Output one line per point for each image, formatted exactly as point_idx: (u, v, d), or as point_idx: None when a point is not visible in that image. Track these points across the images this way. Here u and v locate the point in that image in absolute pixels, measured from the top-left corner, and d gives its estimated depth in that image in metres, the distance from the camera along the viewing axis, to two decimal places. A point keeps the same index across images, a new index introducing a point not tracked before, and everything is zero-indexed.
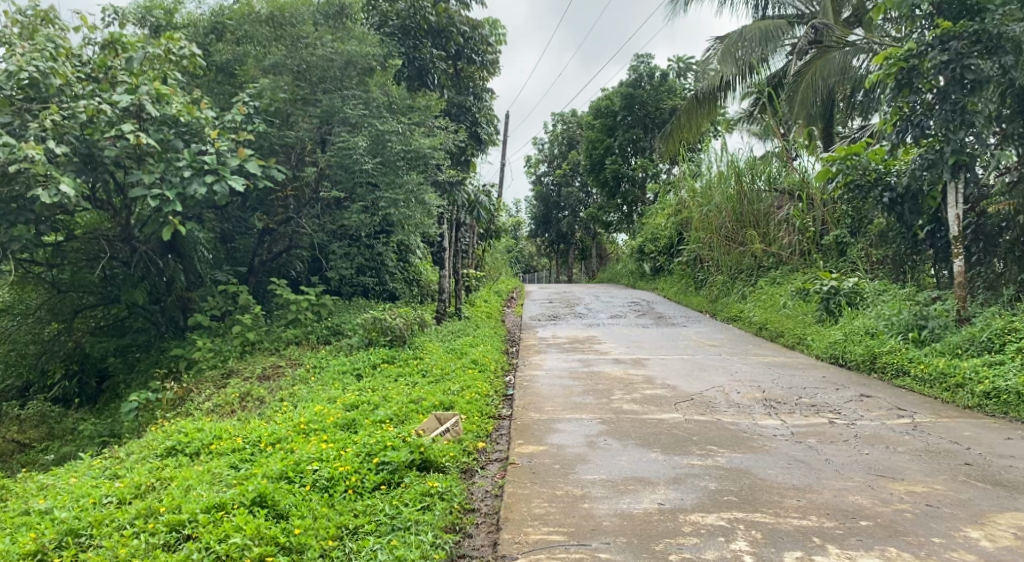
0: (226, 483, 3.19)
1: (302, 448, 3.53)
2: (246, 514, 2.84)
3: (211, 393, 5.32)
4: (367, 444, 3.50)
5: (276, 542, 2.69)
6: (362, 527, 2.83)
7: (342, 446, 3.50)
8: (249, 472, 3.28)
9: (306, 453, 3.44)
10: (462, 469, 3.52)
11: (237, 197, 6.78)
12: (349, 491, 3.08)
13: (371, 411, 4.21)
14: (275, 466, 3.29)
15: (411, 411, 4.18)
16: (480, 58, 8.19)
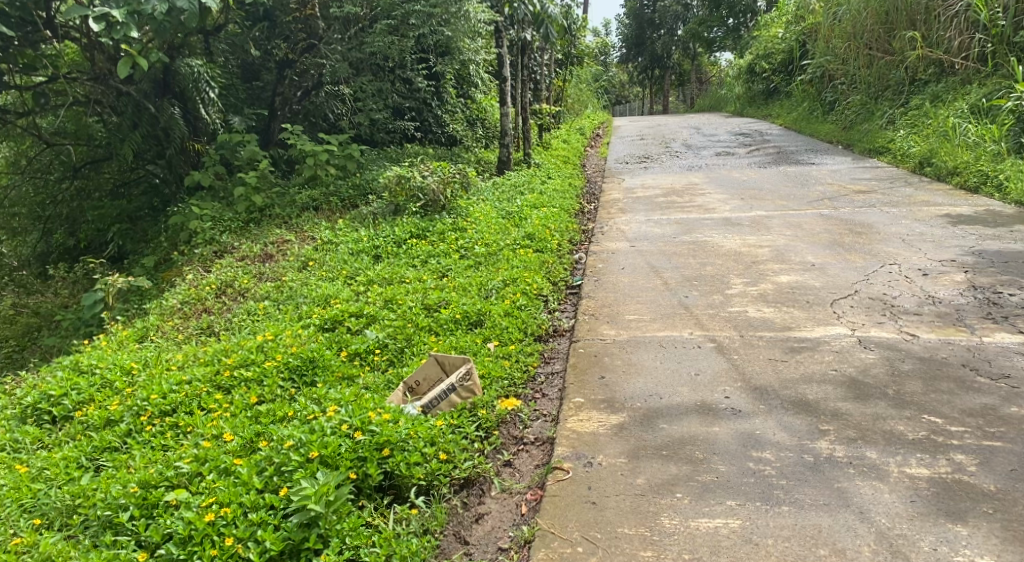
0: (186, 407, 2.79)
1: (307, 377, 3.04)
2: (188, 448, 2.42)
3: (226, 300, 5.07)
4: (354, 381, 3.03)
5: (246, 471, 2.17)
6: (351, 431, 2.29)
7: (326, 376, 3.04)
8: (235, 400, 2.80)
9: (283, 381, 2.99)
10: (502, 397, 2.95)
11: (281, 220, 6.83)
12: (342, 409, 2.53)
13: (375, 325, 3.76)
14: (241, 396, 2.83)
15: (420, 324, 3.72)
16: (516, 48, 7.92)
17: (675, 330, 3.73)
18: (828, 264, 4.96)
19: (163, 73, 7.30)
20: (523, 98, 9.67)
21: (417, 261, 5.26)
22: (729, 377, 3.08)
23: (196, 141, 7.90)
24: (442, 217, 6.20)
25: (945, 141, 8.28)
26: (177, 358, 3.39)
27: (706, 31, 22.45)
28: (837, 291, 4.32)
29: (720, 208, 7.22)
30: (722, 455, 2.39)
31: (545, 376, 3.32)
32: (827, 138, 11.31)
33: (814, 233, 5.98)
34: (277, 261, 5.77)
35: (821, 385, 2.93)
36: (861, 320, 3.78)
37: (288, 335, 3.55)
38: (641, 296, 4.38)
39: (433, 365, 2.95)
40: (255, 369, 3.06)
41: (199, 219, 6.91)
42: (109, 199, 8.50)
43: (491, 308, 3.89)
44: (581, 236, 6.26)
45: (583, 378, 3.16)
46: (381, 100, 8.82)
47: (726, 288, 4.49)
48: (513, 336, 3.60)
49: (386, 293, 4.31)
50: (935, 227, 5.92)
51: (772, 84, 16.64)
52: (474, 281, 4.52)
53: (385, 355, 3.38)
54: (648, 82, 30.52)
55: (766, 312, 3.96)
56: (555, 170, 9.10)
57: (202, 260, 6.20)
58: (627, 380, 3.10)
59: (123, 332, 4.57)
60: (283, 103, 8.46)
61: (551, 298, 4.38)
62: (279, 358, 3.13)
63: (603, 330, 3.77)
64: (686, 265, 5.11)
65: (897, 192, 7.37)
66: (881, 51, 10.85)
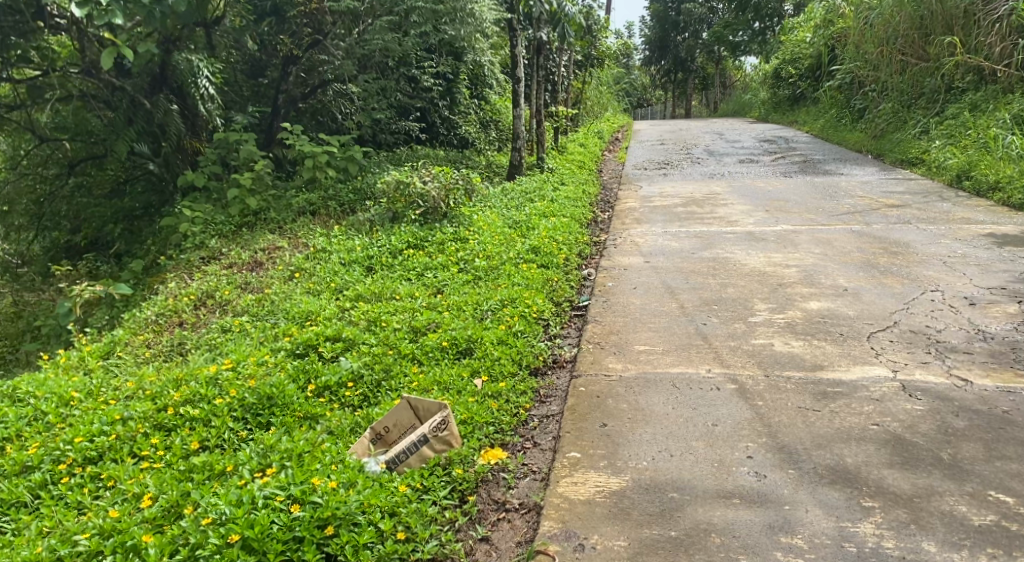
0: (115, 454, 2.47)
1: (259, 422, 2.70)
2: (98, 513, 2.09)
3: (204, 313, 4.76)
4: (317, 423, 2.69)
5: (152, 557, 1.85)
6: (284, 510, 1.97)
7: (286, 415, 2.72)
8: (170, 451, 2.46)
9: (233, 422, 2.67)
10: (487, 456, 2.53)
11: (274, 225, 6.50)
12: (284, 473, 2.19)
13: (351, 352, 3.37)
14: (181, 442, 2.51)
15: (402, 352, 3.33)
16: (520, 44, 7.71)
17: (690, 366, 3.29)
18: (862, 289, 4.48)
19: (160, 67, 6.92)
20: (538, 101, 9.25)
21: (412, 275, 4.87)
22: (752, 429, 2.65)
23: (194, 139, 7.53)
24: (443, 226, 5.80)
25: (985, 154, 7.76)
26: (125, 389, 3.08)
27: (731, 34, 21.71)
28: (874, 322, 3.85)
29: (742, 220, 6.76)
30: (744, 541, 2.03)
31: (539, 420, 2.89)
32: (855, 147, 10.79)
33: (845, 252, 5.50)
34: (265, 270, 5.43)
35: (861, 444, 2.48)
36: (903, 359, 3.31)
37: (251, 362, 3.20)
38: (653, 323, 3.94)
39: (405, 410, 2.54)
40: (203, 406, 2.74)
41: (190, 222, 6.57)
42: (109, 198, 8.14)
43: (484, 335, 3.47)
44: (592, 249, 5.82)
45: (581, 425, 2.74)
46: (384, 99, 8.50)
47: (748, 315, 4.03)
48: (505, 370, 3.17)
49: (370, 313, 3.92)
50: (979, 248, 5.42)
51: (799, 89, 16.07)
52: (470, 299, 4.13)
53: (358, 390, 3.02)
54: (671, 86, 29.93)
55: (794, 346, 3.50)
56: (570, 175, 8.68)
57: (188, 266, 5.86)
58: (631, 430, 2.68)
59: (87, 349, 4.27)
60: (286, 102, 7.99)
61: (553, 322, 3.96)
62: (234, 393, 2.81)
63: (609, 364, 3.35)
64: (706, 286, 4.66)
65: (934, 208, 6.86)
66: (914, 57, 10.28)
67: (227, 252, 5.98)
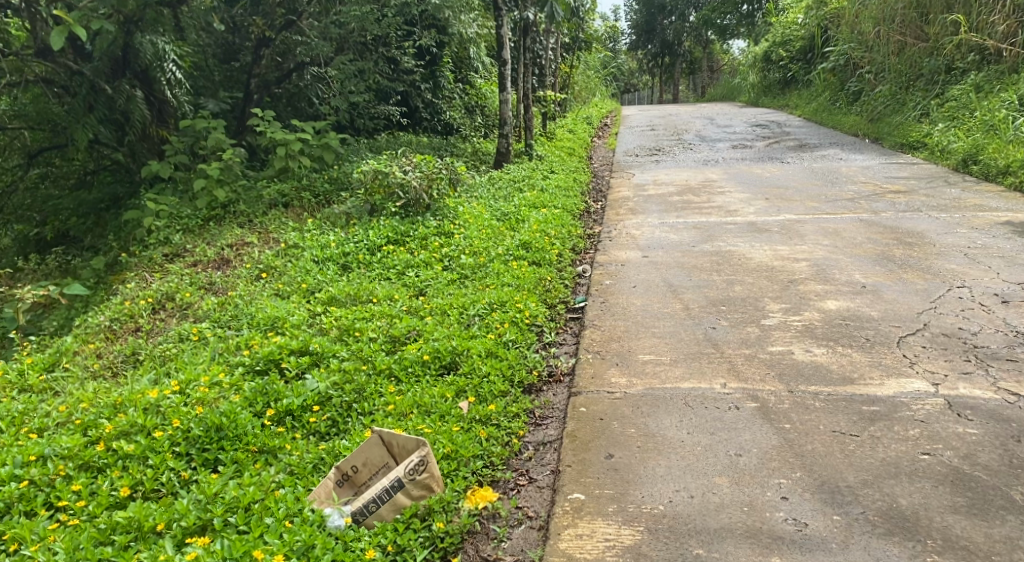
0: (26, 506, 2.07)
1: (202, 460, 2.29)
2: None
3: (163, 319, 4.33)
4: (275, 460, 2.30)
5: None
6: None
7: (237, 451, 2.32)
8: (91, 501, 2.06)
9: (174, 460, 2.26)
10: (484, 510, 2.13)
11: (244, 218, 6.05)
12: (224, 544, 1.83)
13: (319, 369, 2.98)
14: (108, 486, 2.11)
15: (379, 367, 2.94)
16: (502, 19, 7.30)
17: (703, 379, 2.91)
18: (882, 285, 4.11)
19: (122, 50, 6.36)
20: (525, 84, 8.83)
21: (391, 273, 4.46)
22: (782, 462, 2.27)
23: (161, 127, 7.03)
24: (425, 219, 5.41)
25: (994, 137, 7.39)
26: (54, 417, 2.67)
27: (719, 18, 21.55)
28: (900, 325, 3.48)
29: (742, 209, 6.38)
30: None
31: (534, 448, 2.50)
32: (851, 130, 10.43)
33: (856, 243, 5.14)
34: (232, 269, 5.00)
35: (914, 481, 2.13)
36: (942, 370, 2.94)
37: (202, 383, 2.79)
38: (657, 327, 3.56)
39: (376, 445, 2.14)
40: (140, 439, 2.32)
41: (154, 216, 6.09)
42: (76, 190, 7.51)
43: (470, 346, 3.08)
44: (585, 243, 5.43)
45: (584, 456, 2.35)
46: (362, 82, 7.90)
47: (760, 318, 3.64)
48: (494, 390, 2.77)
49: (342, 320, 3.52)
50: (999, 238, 5.07)
51: (790, 73, 15.64)
52: (454, 302, 3.73)
53: (324, 415, 2.63)
54: (658, 71, 29.45)
55: (816, 355, 3.12)
56: (560, 163, 8.28)
57: (150, 263, 5.41)
58: (641, 462, 2.30)
59: (28, 361, 3.83)
60: (259, 86, 7.45)
61: (546, 329, 3.57)
62: (178, 423, 2.40)
63: (612, 379, 2.95)
64: (711, 283, 4.28)
65: (943, 193, 6.51)
66: (912, 37, 9.91)
67: (193, 249, 5.53)
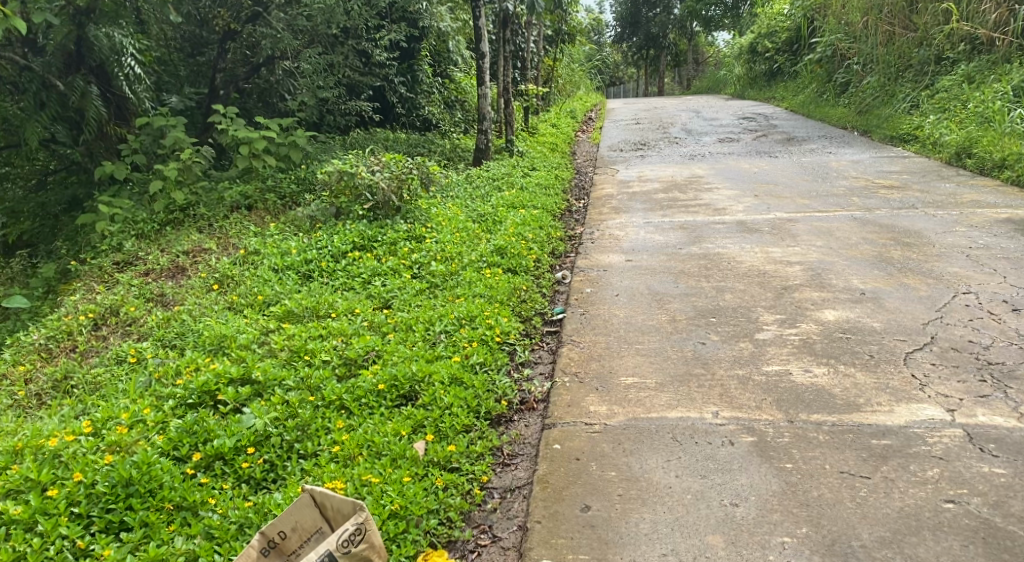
0: None
1: (104, 522, 1.95)
2: None
3: (105, 336, 3.96)
4: (194, 520, 1.97)
5: None
6: None
7: (148, 511, 1.98)
8: None
9: (69, 524, 1.92)
10: None
11: (202, 222, 5.67)
12: None
13: (260, 401, 2.63)
14: None
15: (327, 398, 2.60)
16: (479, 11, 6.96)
17: (692, 406, 2.60)
18: (882, 292, 3.82)
19: (75, 43, 5.90)
20: (505, 77, 8.48)
21: (355, 283, 4.12)
22: (786, 513, 1.97)
23: (119, 125, 6.56)
24: (395, 222, 5.08)
25: (989, 128, 7.12)
26: None
27: (703, 9, 21.15)
28: (906, 339, 3.18)
29: (731, 207, 6.08)
30: None
31: (500, 497, 2.19)
32: (840, 123, 10.15)
33: (852, 244, 4.84)
34: (186, 278, 4.63)
35: (937, 541, 1.84)
36: (957, 393, 2.63)
37: (121, 421, 2.44)
38: (641, 343, 3.23)
39: (309, 508, 1.78)
40: (31, 498, 1.98)
41: (108, 221, 5.70)
42: (34, 193, 6.91)
43: (432, 371, 2.75)
44: (566, 246, 5.10)
45: (556, 510, 2.04)
46: (332, 77, 7.51)
47: (754, 331, 3.33)
48: (456, 425, 2.44)
49: (294, 341, 3.16)
50: (1001, 237, 4.80)
51: (776, 64, 15.33)
52: (419, 317, 3.39)
53: (258, 459, 2.28)
54: (643, 64, 29.11)
55: (816, 375, 2.81)
56: (541, 159, 7.94)
57: (100, 273, 5.02)
58: (622, 516, 1.99)
59: None
60: (224, 82, 7.08)
61: (519, 347, 3.24)
62: (81, 477, 2.06)
63: (591, 408, 2.62)
64: (701, 290, 3.97)
65: (938, 189, 6.24)
66: (901, 27, 9.63)
67: (146, 256, 5.15)
